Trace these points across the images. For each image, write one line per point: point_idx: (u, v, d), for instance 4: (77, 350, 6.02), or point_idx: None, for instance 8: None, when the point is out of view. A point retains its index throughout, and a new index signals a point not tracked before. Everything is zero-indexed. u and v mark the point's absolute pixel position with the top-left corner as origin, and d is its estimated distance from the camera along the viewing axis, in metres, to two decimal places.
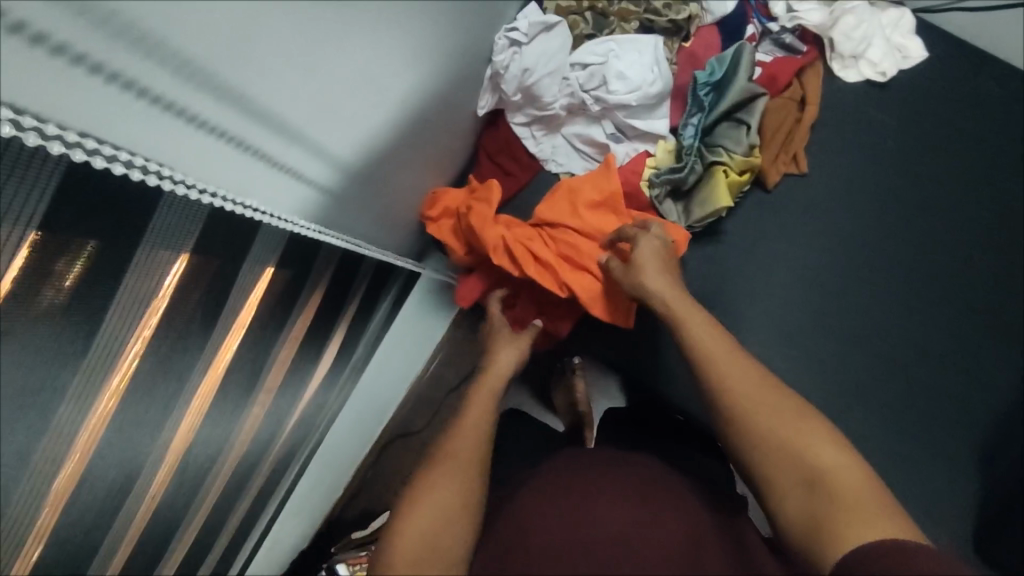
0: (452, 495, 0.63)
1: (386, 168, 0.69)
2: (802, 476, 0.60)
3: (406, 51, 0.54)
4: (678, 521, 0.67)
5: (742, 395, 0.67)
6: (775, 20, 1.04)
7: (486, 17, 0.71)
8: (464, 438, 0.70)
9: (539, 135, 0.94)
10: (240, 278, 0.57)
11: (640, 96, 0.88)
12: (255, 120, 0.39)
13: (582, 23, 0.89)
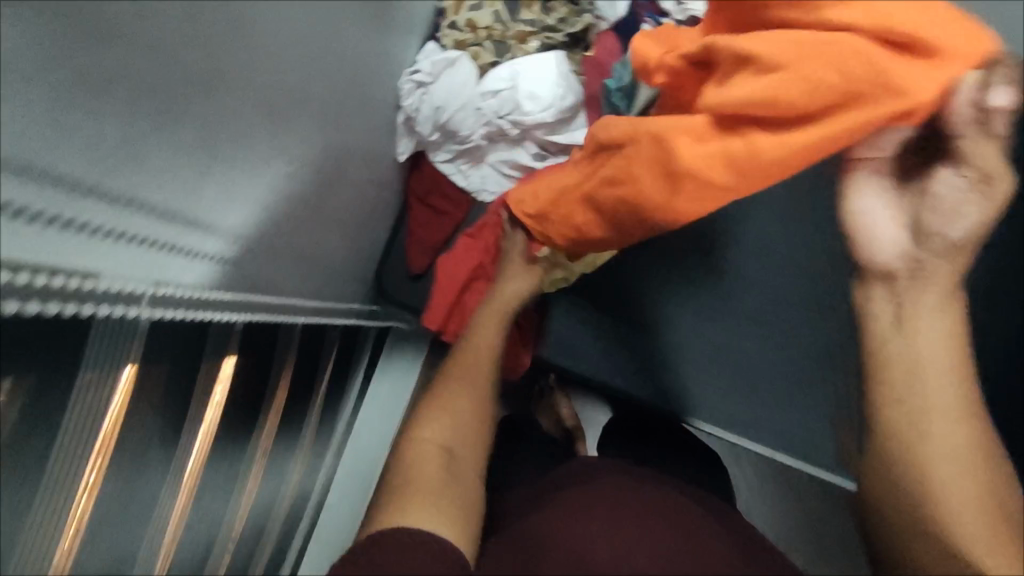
0: (461, 413, 0.75)
1: (297, 238, 0.78)
2: (919, 480, 0.54)
3: (264, 132, 0.63)
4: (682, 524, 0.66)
5: (921, 362, 0.56)
6: (668, 15, 0.97)
7: (357, 64, 0.79)
8: (467, 374, 0.80)
9: (466, 168, 1.02)
10: (199, 378, 0.67)
11: (554, 112, 0.92)
12: (132, 214, 0.48)
13: (485, 53, 0.93)
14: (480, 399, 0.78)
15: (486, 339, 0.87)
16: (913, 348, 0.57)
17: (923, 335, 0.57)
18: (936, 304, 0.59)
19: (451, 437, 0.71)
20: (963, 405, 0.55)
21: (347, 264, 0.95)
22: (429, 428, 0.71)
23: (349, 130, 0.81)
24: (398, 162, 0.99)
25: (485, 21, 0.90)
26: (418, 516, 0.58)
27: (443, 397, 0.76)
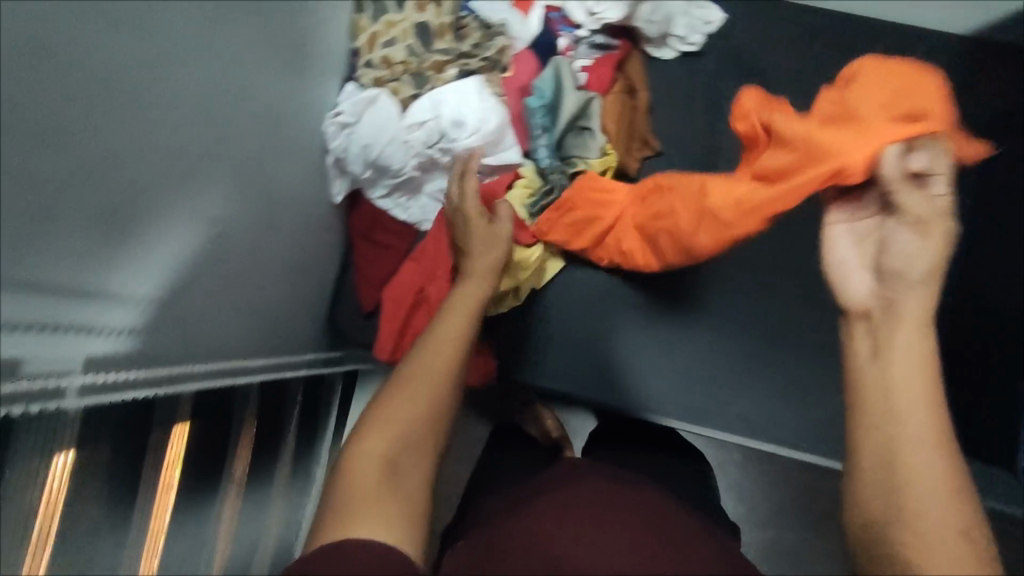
0: (414, 412, 0.62)
1: (233, 302, 0.77)
2: (880, 462, 0.51)
3: (170, 191, 0.59)
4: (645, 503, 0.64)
5: (898, 366, 0.54)
6: (580, 27, 1.00)
7: (275, 119, 0.77)
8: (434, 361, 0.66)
9: (404, 201, 1.01)
10: (154, 440, 0.70)
11: (481, 137, 0.92)
12: (31, 298, 0.45)
13: (404, 86, 0.91)
14: (439, 394, 0.64)
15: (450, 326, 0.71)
16: (887, 375, 0.54)
17: (899, 356, 0.55)
18: (909, 332, 0.56)
19: (405, 438, 0.60)
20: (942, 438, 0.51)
21: (294, 314, 0.95)
22: (375, 435, 0.59)
23: (274, 187, 0.81)
24: (336, 204, 0.98)
25: (399, 56, 0.90)
26: (359, 526, 0.52)
27: (401, 392, 0.63)
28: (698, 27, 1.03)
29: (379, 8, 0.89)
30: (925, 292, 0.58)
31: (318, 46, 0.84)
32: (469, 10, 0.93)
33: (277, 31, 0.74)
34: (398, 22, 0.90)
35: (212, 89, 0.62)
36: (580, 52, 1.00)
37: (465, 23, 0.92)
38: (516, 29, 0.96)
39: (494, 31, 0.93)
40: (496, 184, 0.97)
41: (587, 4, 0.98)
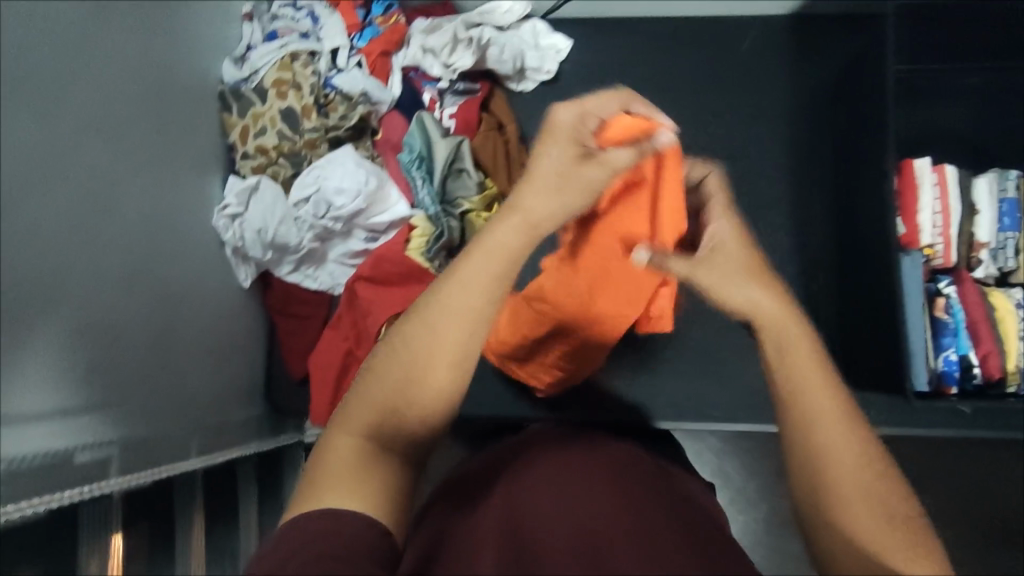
0: (389, 402, 0.50)
1: (146, 400, 0.81)
2: (806, 450, 0.49)
3: (36, 305, 0.63)
4: (614, 456, 0.60)
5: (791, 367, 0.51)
6: (440, 80, 1.06)
7: (154, 222, 0.83)
8: (454, 319, 0.50)
9: (312, 271, 1.06)
10: (82, 553, 0.68)
11: (364, 198, 0.98)
12: None
13: (284, 168, 0.99)
14: (456, 366, 0.51)
15: (481, 270, 0.51)
16: (782, 370, 0.51)
17: (796, 369, 0.51)
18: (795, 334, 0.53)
19: (402, 421, 0.50)
20: (848, 424, 0.48)
21: (223, 397, 0.99)
22: (347, 418, 0.51)
23: (169, 285, 0.86)
24: (246, 287, 1.03)
25: (272, 142, 0.96)
26: (331, 497, 0.46)
27: (408, 353, 0.50)
28: (549, 56, 1.11)
29: (244, 103, 0.96)
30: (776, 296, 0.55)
31: (187, 148, 0.91)
32: (332, 87, 0.99)
33: (140, 142, 0.81)
34: (264, 112, 0.95)
35: (77, 209, 0.69)
36: (447, 101, 1.08)
37: (327, 99, 0.99)
38: (379, 95, 1.01)
39: (356, 100, 1.00)
40: (391, 242, 1.02)
41: (443, 58, 1.05)
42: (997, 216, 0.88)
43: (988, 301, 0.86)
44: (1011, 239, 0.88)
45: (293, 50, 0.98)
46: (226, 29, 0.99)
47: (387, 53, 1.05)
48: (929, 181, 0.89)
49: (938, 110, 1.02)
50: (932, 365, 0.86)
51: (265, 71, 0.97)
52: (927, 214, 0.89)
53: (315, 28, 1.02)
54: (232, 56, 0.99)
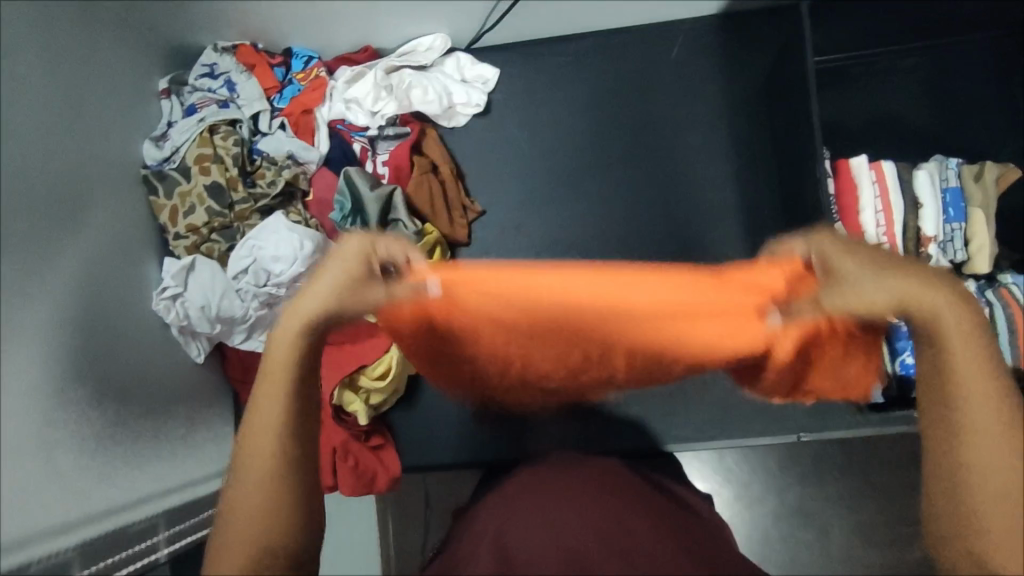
0: (251, 531, 0.55)
1: (106, 498, 0.81)
2: (956, 450, 0.51)
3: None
4: (596, 467, 0.82)
5: (956, 369, 0.51)
6: (368, 128, 1.06)
7: (91, 316, 0.82)
8: (273, 431, 0.56)
9: (265, 335, 1.04)
10: None
11: (302, 263, 0.96)
12: None
13: (217, 243, 0.98)
14: (273, 492, 0.55)
15: (270, 409, 0.57)
16: (955, 378, 0.51)
17: (965, 375, 0.51)
18: (935, 300, 0.50)
19: (268, 533, 0.55)
20: (972, 348, 0.51)
21: (192, 474, 0.99)
22: (228, 556, 0.55)
23: (113, 381, 0.85)
24: (200, 362, 1.04)
25: (202, 220, 0.96)
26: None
27: (249, 478, 0.56)
28: (476, 89, 1.09)
29: (168, 183, 0.94)
30: (938, 299, 0.50)
31: (115, 238, 0.90)
32: (259, 153, 1.01)
33: (68, 239, 0.79)
34: (190, 190, 0.95)
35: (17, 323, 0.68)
36: (379, 148, 1.07)
37: (252, 168, 0.99)
38: (305, 155, 1.01)
39: (283, 165, 0.99)
40: None
41: (367, 107, 1.04)
42: (941, 207, 0.86)
43: None
44: (958, 229, 0.85)
45: (212, 123, 0.97)
46: (143, 108, 0.98)
47: (308, 110, 1.04)
48: (867, 179, 0.86)
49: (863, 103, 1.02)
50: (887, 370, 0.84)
51: (185, 148, 0.96)
52: (869, 213, 0.86)
53: (234, 94, 1.01)
54: (151, 136, 0.98)
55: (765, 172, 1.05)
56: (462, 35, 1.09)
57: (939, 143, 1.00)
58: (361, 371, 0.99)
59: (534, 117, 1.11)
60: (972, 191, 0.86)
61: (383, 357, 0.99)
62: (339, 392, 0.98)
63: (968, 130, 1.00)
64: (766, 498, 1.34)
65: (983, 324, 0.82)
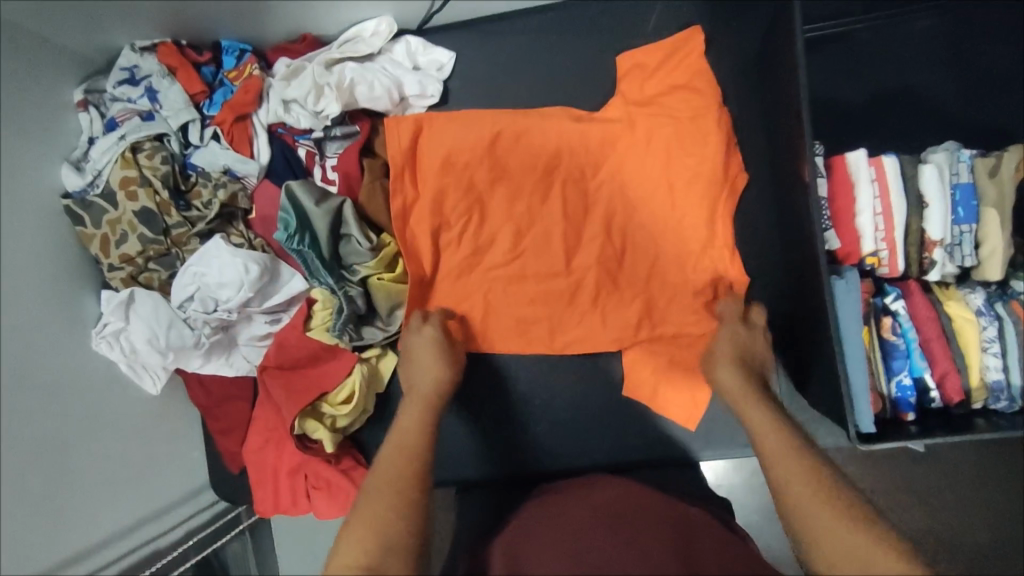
0: (382, 519, 0.61)
1: (70, 547, 0.79)
2: (811, 495, 0.59)
3: None
4: (615, 485, 0.73)
5: (774, 447, 0.66)
6: (312, 130, 0.95)
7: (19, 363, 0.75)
8: (401, 462, 0.68)
9: (226, 357, 0.97)
10: None
11: (248, 287, 0.89)
12: None
13: (157, 272, 0.92)
14: (398, 493, 0.64)
15: (396, 437, 0.72)
16: (770, 455, 0.65)
17: (775, 450, 0.65)
18: (757, 418, 0.70)
19: (385, 532, 0.60)
20: (788, 440, 0.66)
21: (157, 507, 0.95)
22: (351, 541, 0.60)
23: (62, 433, 0.79)
24: (156, 391, 0.94)
25: (136, 249, 0.89)
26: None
27: (375, 492, 0.64)
28: (430, 77, 0.98)
29: (93, 212, 0.86)
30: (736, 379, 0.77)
31: (45, 275, 0.82)
32: (192, 168, 0.94)
33: None
34: (119, 218, 0.88)
35: None
36: (328, 150, 0.98)
37: (185, 188, 0.93)
38: (242, 168, 0.93)
39: (219, 182, 0.91)
40: (289, 325, 0.94)
41: (309, 107, 0.92)
42: (949, 207, 0.76)
43: (940, 313, 0.76)
44: (967, 232, 0.76)
45: (134, 141, 0.90)
46: (58, 123, 0.88)
47: (243, 116, 0.94)
48: (865, 178, 0.76)
49: (865, 74, 0.91)
50: (885, 392, 0.76)
51: (108, 171, 0.88)
52: (867, 216, 0.76)
53: (156, 104, 0.93)
54: (71, 158, 0.89)
55: (756, 157, 0.94)
56: (410, 15, 0.98)
57: (947, 118, 0.90)
58: (323, 398, 0.95)
59: (499, 102, 1.00)
60: (985, 188, 0.75)
61: (346, 382, 0.94)
62: (300, 422, 0.94)
63: (981, 102, 0.89)
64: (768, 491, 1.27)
65: (990, 340, 0.75)
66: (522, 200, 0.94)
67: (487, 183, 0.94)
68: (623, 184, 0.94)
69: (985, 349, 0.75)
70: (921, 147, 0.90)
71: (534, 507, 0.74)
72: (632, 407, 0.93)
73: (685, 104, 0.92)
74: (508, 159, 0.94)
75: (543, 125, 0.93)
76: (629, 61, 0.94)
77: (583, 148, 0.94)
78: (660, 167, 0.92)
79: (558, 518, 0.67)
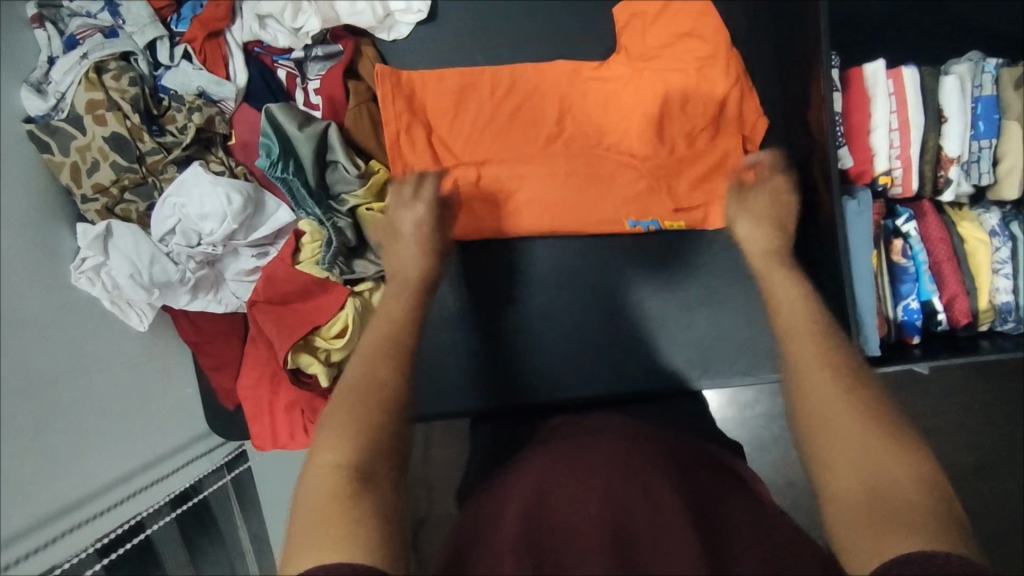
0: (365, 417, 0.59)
1: (76, 488, 0.80)
2: (838, 393, 0.57)
3: None
4: (623, 426, 0.73)
5: (793, 349, 0.63)
6: (293, 49, 0.91)
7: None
8: (382, 370, 0.64)
9: (213, 294, 0.93)
10: None
11: (232, 219, 0.85)
12: None
13: (134, 203, 0.88)
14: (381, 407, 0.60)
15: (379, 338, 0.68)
16: (790, 358, 0.62)
17: (794, 344, 0.63)
18: (787, 302, 0.68)
19: (369, 440, 0.57)
20: (815, 339, 0.63)
21: (152, 443, 0.93)
22: (337, 440, 0.56)
23: (47, 369, 0.77)
24: (144, 328, 0.92)
25: (109, 179, 0.83)
26: (323, 549, 0.47)
27: (360, 400, 0.60)
28: None
29: (59, 138, 0.80)
30: (756, 237, 0.76)
31: (17, 207, 0.77)
32: (165, 91, 0.87)
33: None
34: (88, 144, 0.82)
35: None
36: (310, 72, 0.92)
37: (156, 113, 0.87)
38: (218, 91, 0.87)
39: (193, 106, 0.85)
40: (277, 259, 0.90)
41: (286, 23, 0.88)
42: (969, 122, 0.73)
43: (954, 234, 0.74)
44: (986, 148, 0.73)
45: (98, 59, 0.83)
46: (15, 40, 0.81)
47: (215, 34, 0.88)
48: (883, 91, 0.72)
49: None
50: (891, 316, 0.74)
51: (72, 94, 0.82)
52: (882, 132, 0.73)
53: (118, 19, 0.87)
54: (30, 80, 0.82)
55: (765, 76, 0.89)
56: None
57: (968, 30, 0.85)
58: (316, 331, 0.92)
59: (492, 19, 0.94)
60: (1009, 99, 0.73)
61: (339, 314, 0.91)
62: (294, 356, 0.90)
63: (1005, 12, 0.84)
64: (777, 429, 1.25)
65: (1001, 261, 0.74)
66: (527, 155, 0.90)
67: (492, 149, 0.91)
68: (629, 129, 0.89)
69: (996, 270, 0.74)
70: (939, 60, 0.85)
71: (544, 442, 0.74)
72: (633, 338, 0.92)
73: (689, 16, 0.88)
74: (511, 128, 0.91)
75: (544, 87, 0.90)
76: (626, 12, 0.89)
77: (587, 111, 0.90)
78: (672, 127, 0.88)
79: (574, 451, 0.67)
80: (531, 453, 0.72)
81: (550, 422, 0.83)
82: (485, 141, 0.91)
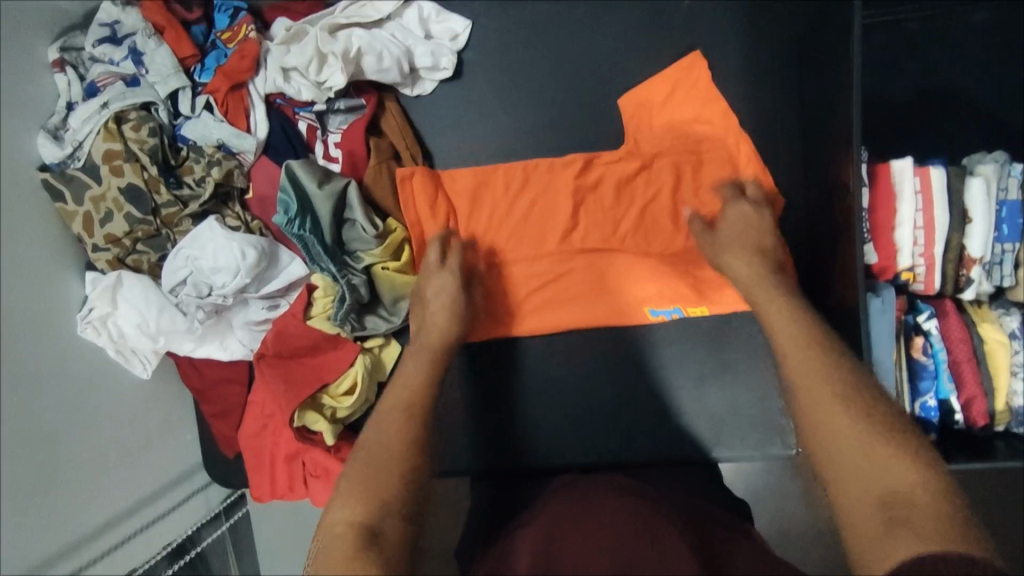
0: (379, 481, 0.64)
1: (65, 542, 0.78)
2: (845, 416, 0.59)
3: None
4: (614, 479, 0.73)
5: (797, 370, 0.66)
6: (314, 102, 0.89)
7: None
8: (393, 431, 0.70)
9: (221, 345, 0.91)
10: None
11: (245, 274, 0.84)
12: None
13: (146, 254, 0.86)
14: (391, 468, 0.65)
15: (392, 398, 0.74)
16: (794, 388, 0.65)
17: (796, 373, 0.66)
18: (781, 320, 0.71)
19: (383, 499, 0.62)
20: (822, 358, 0.65)
21: (148, 493, 0.91)
22: (343, 506, 0.62)
23: (41, 422, 0.75)
24: (146, 377, 0.88)
25: (121, 231, 0.82)
26: None
27: (369, 468, 0.65)
28: (443, 48, 0.91)
29: (75, 186, 0.79)
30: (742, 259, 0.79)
31: (23, 257, 0.76)
32: (183, 140, 0.86)
33: None
34: (103, 194, 0.81)
35: None
36: (331, 124, 0.91)
37: (173, 164, 0.85)
38: (239, 143, 0.86)
39: (213, 159, 0.84)
40: (289, 314, 0.89)
41: (311, 77, 0.86)
42: (994, 223, 0.73)
43: (974, 335, 0.75)
44: (1009, 252, 0.74)
45: (118, 109, 0.82)
46: (32, 85, 0.80)
47: (239, 85, 0.87)
48: (909, 189, 0.72)
49: (909, 72, 0.87)
50: (910, 412, 0.74)
51: (90, 143, 0.81)
52: (907, 229, 0.73)
53: (141, 68, 0.85)
54: (48, 126, 0.81)
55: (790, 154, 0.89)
56: None
57: (989, 126, 0.87)
58: (324, 389, 0.91)
59: (515, 78, 0.93)
60: None
61: (348, 371, 0.90)
62: (299, 415, 0.90)
63: None
64: (782, 494, 1.23)
65: (1020, 364, 0.74)
66: (545, 253, 0.91)
67: (513, 244, 0.91)
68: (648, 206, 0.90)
69: (1015, 373, 0.74)
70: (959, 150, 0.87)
71: (552, 497, 0.74)
72: (644, 406, 0.90)
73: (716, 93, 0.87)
74: (528, 223, 0.91)
75: (557, 183, 0.90)
76: (632, 103, 0.90)
77: (603, 202, 0.90)
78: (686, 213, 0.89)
79: (581, 502, 0.66)
80: (538, 511, 0.71)
81: (559, 478, 0.82)
82: (506, 237, 0.91)
